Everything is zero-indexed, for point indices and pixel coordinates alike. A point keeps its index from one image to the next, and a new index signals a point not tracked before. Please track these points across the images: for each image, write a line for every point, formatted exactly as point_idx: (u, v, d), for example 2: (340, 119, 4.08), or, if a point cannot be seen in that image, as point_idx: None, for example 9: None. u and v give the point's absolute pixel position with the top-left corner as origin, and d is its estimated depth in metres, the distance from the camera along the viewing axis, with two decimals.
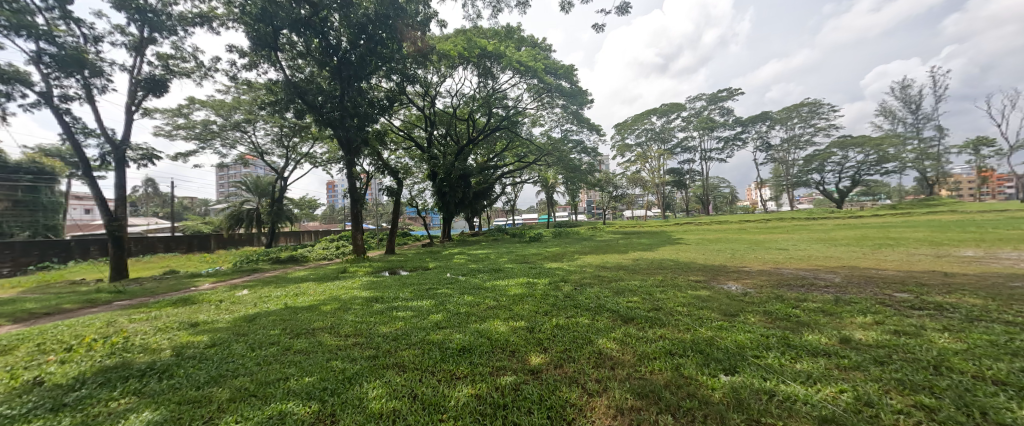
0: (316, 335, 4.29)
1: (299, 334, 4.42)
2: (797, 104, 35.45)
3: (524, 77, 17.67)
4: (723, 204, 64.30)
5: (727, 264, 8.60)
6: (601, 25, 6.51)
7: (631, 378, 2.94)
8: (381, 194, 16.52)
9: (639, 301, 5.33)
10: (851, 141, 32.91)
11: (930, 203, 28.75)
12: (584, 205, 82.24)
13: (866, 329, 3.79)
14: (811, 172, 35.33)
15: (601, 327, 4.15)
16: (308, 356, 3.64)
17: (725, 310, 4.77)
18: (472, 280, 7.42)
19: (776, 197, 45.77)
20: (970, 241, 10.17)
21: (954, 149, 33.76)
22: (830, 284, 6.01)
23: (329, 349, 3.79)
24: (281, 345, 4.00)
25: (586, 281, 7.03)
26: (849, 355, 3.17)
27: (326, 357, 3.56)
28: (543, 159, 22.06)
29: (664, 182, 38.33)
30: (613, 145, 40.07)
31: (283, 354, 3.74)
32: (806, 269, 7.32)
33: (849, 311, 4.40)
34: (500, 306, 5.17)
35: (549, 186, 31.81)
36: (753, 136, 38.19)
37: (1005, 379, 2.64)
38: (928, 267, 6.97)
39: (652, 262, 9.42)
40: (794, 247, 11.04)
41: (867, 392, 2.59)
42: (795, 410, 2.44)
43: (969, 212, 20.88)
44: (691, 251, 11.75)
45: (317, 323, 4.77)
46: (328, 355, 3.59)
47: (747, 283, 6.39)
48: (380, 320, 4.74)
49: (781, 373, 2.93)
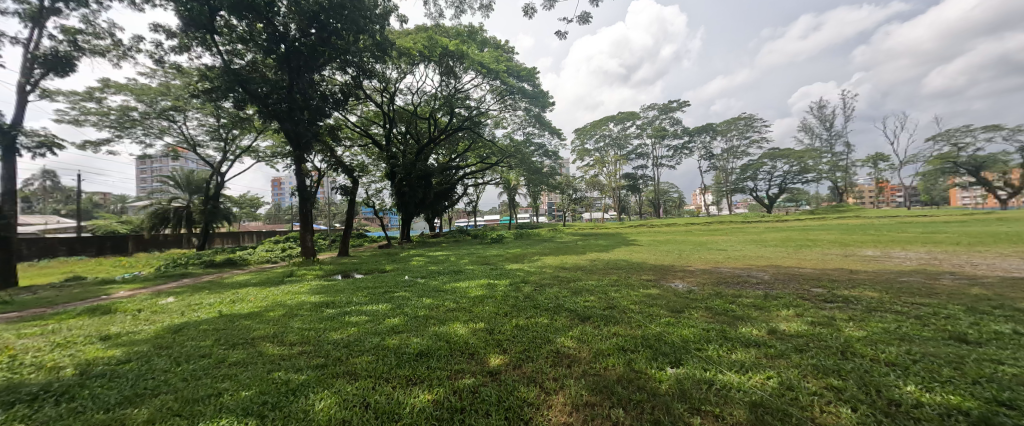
0: (256, 345, 3.99)
1: (235, 344, 4.07)
2: (735, 118, 38.92)
3: (487, 78, 17.76)
4: (672, 208, 69.05)
5: (675, 264, 9.27)
6: (563, 32, 6.74)
7: (587, 375, 3.07)
8: (334, 192, 15.66)
9: (596, 300, 5.56)
10: (779, 153, 36.69)
11: (841, 210, 32.86)
12: (545, 207, 84.31)
13: (790, 321, 4.25)
14: (746, 180, 39.06)
15: (559, 326, 4.28)
16: (245, 368, 3.37)
17: (672, 307, 5.12)
18: (430, 283, 7.29)
19: (718, 202, 49.85)
20: (870, 242, 11.90)
21: (859, 163, 38.94)
22: (760, 281, 6.66)
23: (271, 360, 3.54)
24: (213, 358, 3.67)
25: (546, 281, 7.20)
26: (775, 345, 3.54)
27: (266, 368, 3.32)
28: (506, 161, 22.12)
29: (620, 186, 40.21)
30: (573, 149, 41.56)
31: (214, 367, 3.43)
32: (741, 268, 8.08)
33: (776, 306, 4.91)
34: (459, 308, 5.14)
35: (511, 188, 32.08)
36: (698, 146, 41.30)
37: (895, 360, 3.09)
38: (838, 265, 7.96)
39: (608, 263, 9.81)
40: (731, 248, 12.19)
41: (788, 377, 2.91)
42: (730, 397, 2.68)
43: (870, 217, 24.17)
44: (644, 251, 12.56)
45: (257, 332, 4.44)
46: (268, 367, 3.35)
47: (691, 282, 6.90)
48: (330, 326, 4.51)
49: (719, 363, 3.21)
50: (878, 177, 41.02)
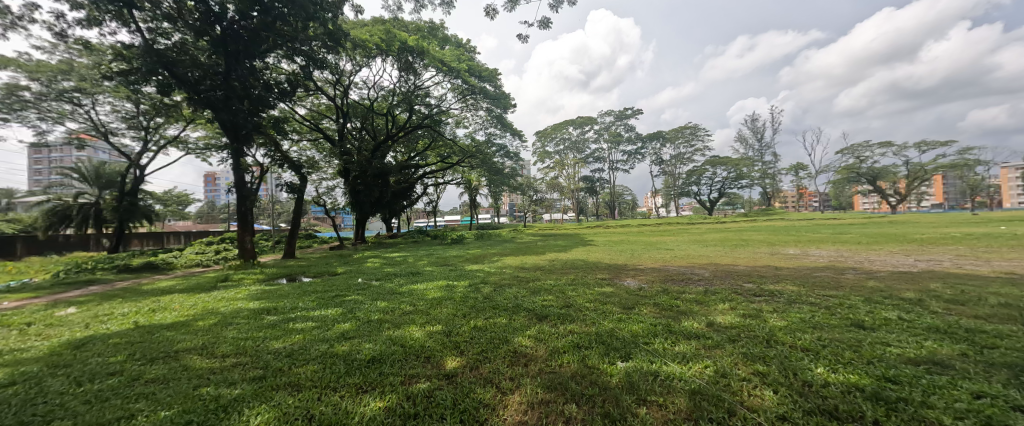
0: (180, 359, 3.63)
1: (153, 359, 3.68)
2: (682, 127, 41.76)
3: (448, 77, 17.51)
4: (626, 210, 72.54)
5: (627, 263, 9.78)
6: (524, 35, 6.88)
7: (543, 373, 3.16)
8: (279, 190, 14.64)
9: (553, 299, 5.72)
10: (719, 160, 39.94)
11: (769, 213, 36.52)
12: (506, 208, 84.92)
13: (725, 314, 4.66)
14: (691, 185, 42.06)
15: (518, 326, 4.36)
16: (166, 385, 3.07)
17: (624, 304, 5.40)
18: (386, 285, 7.07)
19: (667, 204, 53.15)
20: (792, 242, 13.39)
21: (784, 172, 43.55)
22: (701, 278, 7.22)
23: (199, 374, 3.25)
24: (125, 375, 3.30)
25: (505, 281, 7.27)
26: (712, 337, 3.87)
27: (192, 384, 3.05)
28: (467, 160, 21.94)
29: (578, 189, 41.49)
30: (534, 151, 42.25)
31: (127, 386, 3.09)
32: (685, 266, 8.70)
33: (715, 300, 5.34)
34: (416, 311, 5.04)
35: (472, 188, 31.90)
36: (650, 152, 43.81)
37: (809, 346, 3.51)
38: (767, 262, 8.84)
39: (566, 263, 10.11)
40: (677, 247, 13.08)
41: (722, 365, 3.20)
42: (673, 386, 2.90)
43: (792, 220, 27.19)
44: (599, 251, 13.10)
45: (182, 344, 4.04)
46: (194, 383, 3.07)
47: (641, 279, 7.32)
48: (271, 335, 4.23)
49: (664, 356, 3.45)
50: (800, 184, 46.10)
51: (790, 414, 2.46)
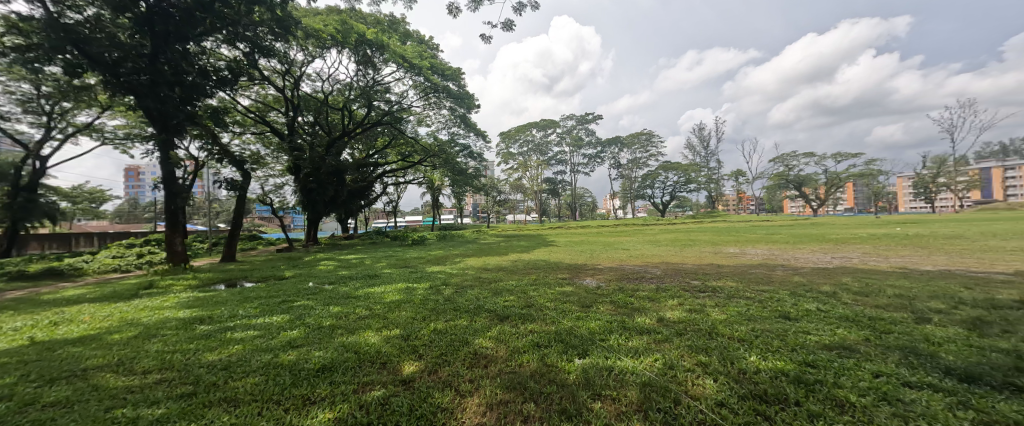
0: (90, 378, 3.23)
1: (55, 379, 3.25)
2: (638, 133, 43.87)
3: (409, 73, 17.06)
4: (587, 211, 74.88)
5: (587, 263, 10.11)
6: (488, 36, 6.89)
7: (502, 373, 3.20)
8: (218, 187, 13.47)
9: (515, 300, 5.79)
10: (671, 165, 42.47)
11: (714, 215, 39.43)
12: (469, 208, 84.33)
13: (674, 310, 4.99)
14: (646, 188, 44.35)
15: (478, 327, 4.36)
16: (72, 409, 2.72)
17: (582, 302, 5.59)
18: (340, 289, 6.76)
19: (624, 206, 55.58)
20: (733, 241, 14.57)
21: (727, 177, 47.22)
22: (653, 276, 7.64)
23: (113, 395, 2.91)
24: (17, 401, 2.88)
25: (467, 283, 7.23)
26: (661, 331, 4.12)
27: (105, 406, 2.73)
28: (429, 160, 21.50)
29: (541, 190, 42.15)
30: (497, 152, 42.37)
31: (19, 413, 2.70)
32: (639, 265, 9.17)
33: (665, 297, 5.69)
34: (373, 315, 4.88)
35: (434, 188, 31.34)
36: (609, 156, 45.58)
37: (744, 337, 3.85)
38: (711, 260, 9.54)
39: (527, 263, 10.24)
40: (633, 247, 13.74)
41: (670, 358, 3.42)
42: (626, 380, 3.05)
43: (734, 222, 29.55)
44: (560, 252, 13.43)
45: (94, 361, 3.61)
46: (107, 404, 2.75)
47: (599, 278, 7.61)
48: (205, 346, 3.89)
49: (618, 351, 3.63)
50: (741, 189, 50.22)
51: (727, 399, 2.69)
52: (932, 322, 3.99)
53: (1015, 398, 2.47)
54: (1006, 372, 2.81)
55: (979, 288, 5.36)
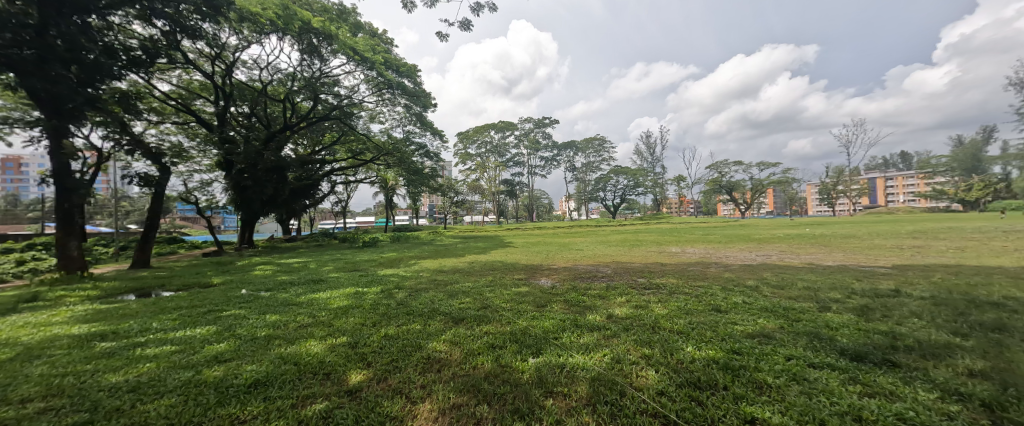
0: None
1: None
2: (592, 138, 45.69)
3: (360, 67, 16.30)
4: (543, 212, 76.43)
5: (542, 263, 10.33)
6: (445, 34, 6.81)
7: (456, 377, 3.17)
8: (130, 183, 11.90)
9: (471, 301, 5.76)
10: (622, 169, 44.76)
11: (659, 217, 42.20)
12: (425, 209, 82.37)
13: (622, 306, 5.26)
14: (599, 191, 46.31)
15: (432, 331, 4.28)
16: None
17: (537, 302, 5.70)
18: (280, 296, 6.27)
19: (578, 208, 57.52)
20: (676, 241, 15.69)
21: (671, 182, 50.76)
22: (604, 275, 8.00)
23: None
24: None
25: (421, 285, 7.06)
26: (610, 327, 4.33)
27: None
28: (382, 158, 20.66)
29: (498, 191, 42.28)
30: (455, 152, 41.84)
31: None
32: (591, 265, 9.55)
33: (614, 295, 5.99)
34: (317, 323, 4.60)
35: (388, 188, 30.22)
36: (564, 160, 46.94)
37: (682, 329, 4.16)
38: (656, 259, 10.20)
39: (484, 265, 10.23)
40: (586, 248, 14.28)
41: (617, 352, 3.60)
42: (577, 376, 3.17)
43: (676, 223, 31.82)
44: (517, 253, 13.59)
45: None
46: None
47: (554, 278, 7.81)
48: (109, 366, 3.41)
49: (569, 348, 3.75)
50: (683, 193, 54.20)
51: (667, 388, 2.89)
52: (830, 310, 4.63)
53: (891, 372, 2.93)
54: (884, 350, 3.33)
55: (866, 280, 6.32)
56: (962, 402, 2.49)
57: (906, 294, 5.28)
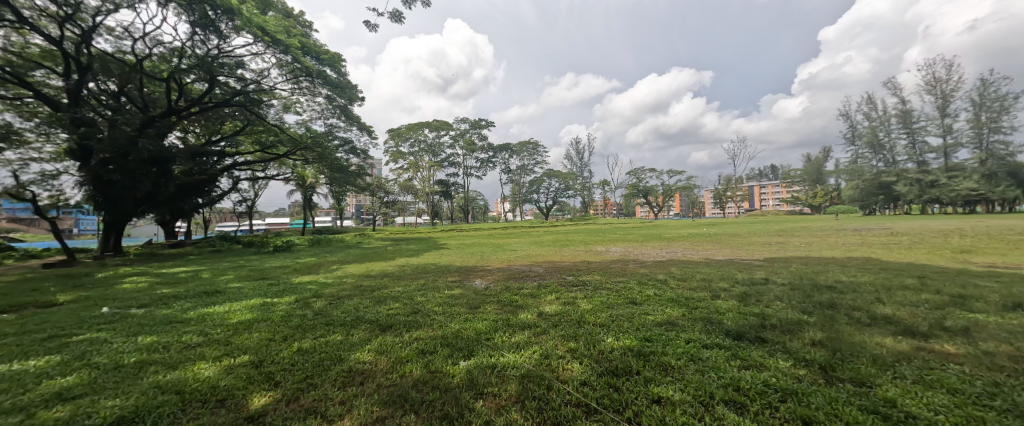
0: None
1: None
2: (526, 142, 46.90)
3: (272, 50, 14.56)
4: (479, 214, 76.35)
5: (477, 265, 10.28)
6: (374, 24, 6.41)
7: (380, 388, 2.98)
8: None
9: (400, 307, 5.49)
10: (554, 173, 46.74)
11: (587, 219, 45.01)
12: (352, 210, 76.78)
13: (552, 304, 5.48)
14: (533, 193, 47.78)
15: (355, 341, 3.97)
16: None
17: (471, 304, 5.64)
18: (160, 312, 5.27)
19: (513, 210, 58.63)
20: (602, 241, 16.85)
21: (598, 186, 54.47)
22: (536, 274, 8.26)
23: None
24: None
25: (344, 292, 6.53)
26: (540, 325, 4.46)
27: None
28: (299, 153, 18.72)
29: (433, 192, 41.11)
30: (386, 150, 39.68)
31: None
32: (524, 265, 9.76)
33: (545, 293, 6.21)
34: (210, 341, 3.96)
35: (307, 186, 27.49)
36: (500, 162, 47.49)
37: (604, 322, 4.45)
38: (584, 258, 10.80)
39: (416, 268, 9.84)
40: (520, 249, 14.60)
41: (546, 348, 3.72)
42: (506, 375, 3.20)
43: (602, 224, 34.21)
44: (451, 254, 13.36)
45: None
46: None
47: (488, 279, 7.83)
48: None
49: (501, 348, 3.78)
50: (609, 196, 58.49)
51: (588, 378, 3.06)
52: (720, 297, 5.36)
53: (763, 347, 3.48)
54: (759, 329, 3.94)
55: (747, 271, 7.47)
56: (810, 367, 3.05)
57: (773, 281, 6.37)
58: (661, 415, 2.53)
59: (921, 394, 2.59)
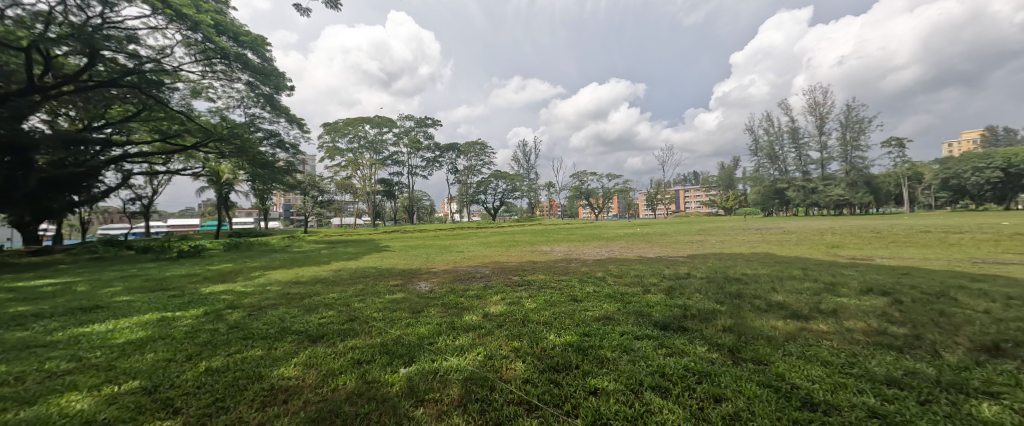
0: None
1: None
2: (474, 142, 46.49)
3: (178, 27, 12.69)
4: (424, 214, 74.14)
5: (421, 267, 9.91)
6: (305, 7, 5.87)
7: (308, 404, 2.71)
8: None
9: (334, 314, 5.09)
10: (502, 174, 47.01)
11: (533, 219, 45.99)
12: (281, 209, 69.97)
13: (497, 304, 5.46)
14: (480, 194, 47.60)
15: (279, 355, 3.58)
16: None
17: (413, 308, 5.41)
18: (15, 336, 4.27)
19: (460, 210, 57.87)
20: (547, 241, 17.28)
21: (543, 187, 55.92)
22: (482, 275, 8.20)
23: None
24: None
25: (267, 302, 5.88)
26: (485, 326, 4.42)
27: None
28: (212, 145, 16.40)
29: (374, 191, 39.01)
30: (320, 145, 36.78)
31: None
32: (470, 266, 9.62)
33: (491, 293, 6.18)
34: (87, 368, 3.29)
35: (224, 183, 24.46)
36: (446, 161, 46.57)
37: (547, 320, 4.54)
38: (529, 258, 10.95)
39: (353, 272, 9.18)
40: (466, 250, 14.39)
41: (490, 349, 3.68)
42: (448, 379, 3.09)
43: (548, 225, 35.16)
44: (393, 257, 12.75)
45: None
46: None
47: (433, 282, 7.57)
48: None
49: (444, 352, 3.66)
50: (554, 197, 60.34)
51: (531, 376, 3.09)
52: (651, 292, 5.75)
53: (687, 336, 3.79)
54: (683, 319, 4.29)
55: (674, 267, 8.14)
56: (723, 351, 3.39)
57: (695, 275, 7.01)
58: (597, 405, 2.63)
59: (805, 368, 3.00)
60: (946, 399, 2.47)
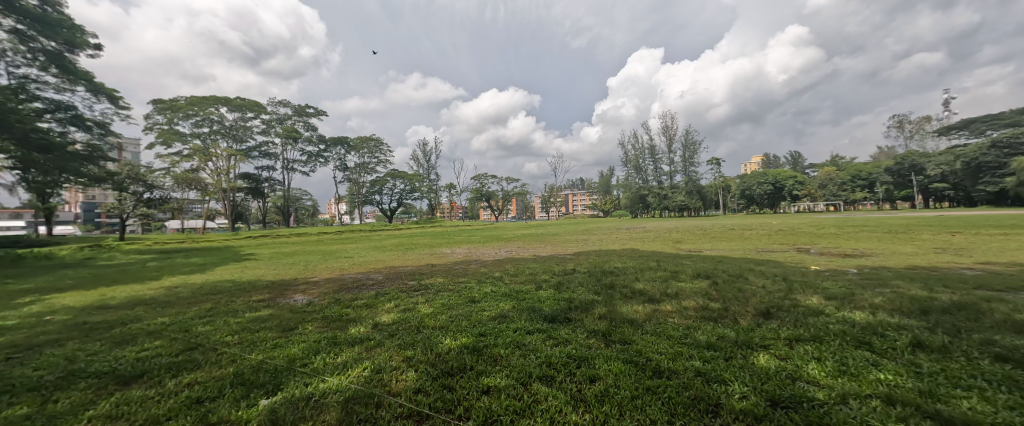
0: None
1: None
2: (366, 138, 42.77)
3: None
4: (304, 216, 65.08)
5: (298, 277, 8.59)
6: None
7: None
8: None
9: (166, 344, 4.01)
10: (399, 173, 44.53)
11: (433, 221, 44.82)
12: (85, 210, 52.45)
13: (388, 313, 5.09)
14: (374, 194, 44.17)
15: (66, 411, 2.62)
16: None
17: (284, 325, 4.64)
18: None
19: (349, 211, 52.64)
20: (447, 244, 16.98)
21: (443, 188, 54.95)
22: (374, 282, 7.56)
23: None
24: None
25: (49, 338, 4.27)
26: (374, 337, 4.07)
27: None
28: None
29: (235, 188, 32.53)
30: (149, 127, 28.98)
31: None
32: (360, 273, 8.76)
33: (382, 301, 5.72)
34: None
35: None
36: (333, 157, 41.90)
37: (441, 325, 4.41)
38: (425, 261, 10.52)
39: (201, 288, 7.41)
40: (356, 255, 13.10)
41: (377, 362, 3.38)
42: (324, 404, 2.71)
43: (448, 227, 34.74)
44: (259, 267, 10.78)
45: None
46: None
47: (313, 294, 6.61)
48: None
49: (321, 372, 3.23)
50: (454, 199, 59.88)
51: (422, 385, 2.94)
52: (541, 289, 6.11)
53: (570, 327, 4.12)
54: (567, 312, 4.66)
55: (562, 264, 8.83)
56: (598, 336, 3.79)
57: (578, 270, 7.73)
58: (488, 404, 2.64)
59: (657, 343, 3.56)
60: (741, 354, 3.22)
